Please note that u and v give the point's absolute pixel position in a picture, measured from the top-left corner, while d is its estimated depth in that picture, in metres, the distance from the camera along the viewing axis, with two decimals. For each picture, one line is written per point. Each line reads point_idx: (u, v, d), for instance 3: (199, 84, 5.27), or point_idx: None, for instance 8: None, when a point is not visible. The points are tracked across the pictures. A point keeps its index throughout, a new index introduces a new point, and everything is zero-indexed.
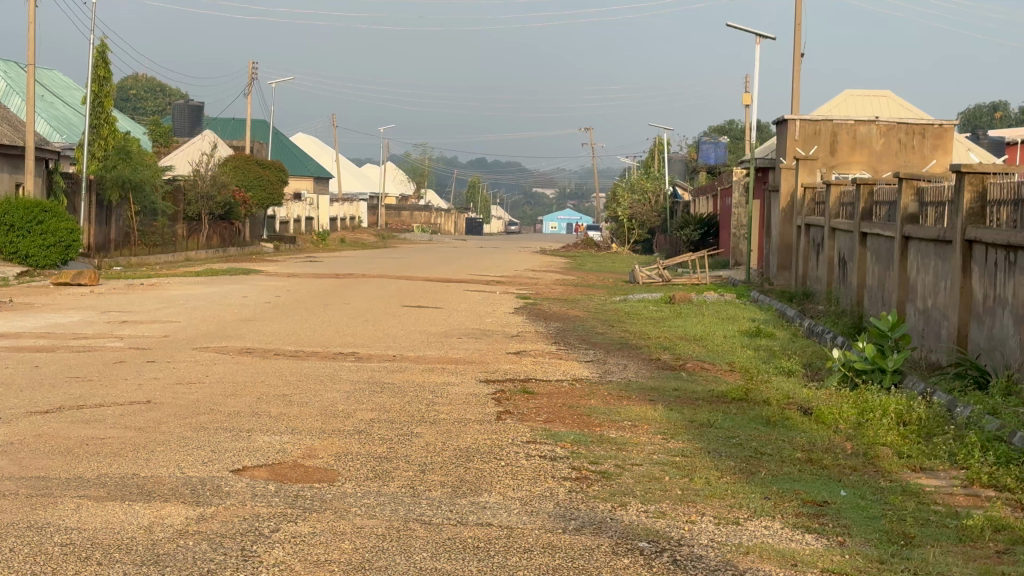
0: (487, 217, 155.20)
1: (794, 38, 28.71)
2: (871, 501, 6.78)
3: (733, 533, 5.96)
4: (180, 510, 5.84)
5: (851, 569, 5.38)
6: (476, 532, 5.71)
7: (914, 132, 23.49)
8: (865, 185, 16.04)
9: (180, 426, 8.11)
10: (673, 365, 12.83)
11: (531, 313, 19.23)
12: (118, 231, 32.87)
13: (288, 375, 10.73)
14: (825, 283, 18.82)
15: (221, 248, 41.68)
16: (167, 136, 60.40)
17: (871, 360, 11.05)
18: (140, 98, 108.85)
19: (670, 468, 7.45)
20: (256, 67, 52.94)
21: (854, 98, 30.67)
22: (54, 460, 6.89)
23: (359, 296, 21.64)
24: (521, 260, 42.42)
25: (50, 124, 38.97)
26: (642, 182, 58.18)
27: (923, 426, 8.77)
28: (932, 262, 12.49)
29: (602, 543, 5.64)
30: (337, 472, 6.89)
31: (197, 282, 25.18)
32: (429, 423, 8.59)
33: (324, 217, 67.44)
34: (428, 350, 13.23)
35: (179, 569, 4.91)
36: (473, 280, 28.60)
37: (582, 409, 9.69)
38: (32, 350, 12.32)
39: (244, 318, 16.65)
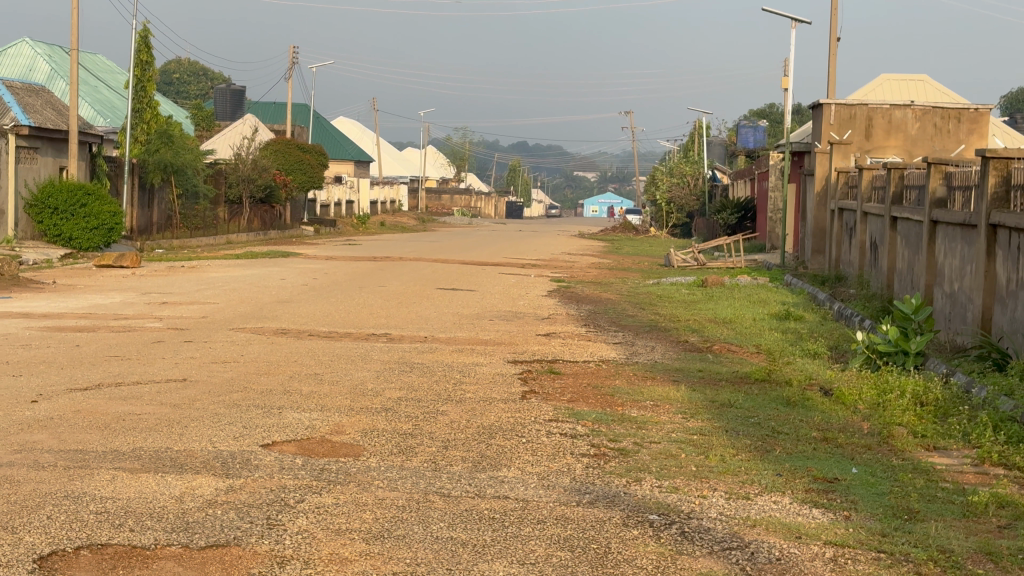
0: (527, 201, 155.32)
1: (830, 23, 28.75)
2: (880, 478, 6.96)
3: (742, 507, 6.16)
4: (211, 482, 6.10)
5: (852, 542, 5.57)
6: (492, 504, 5.94)
7: (950, 117, 23.45)
8: (895, 169, 16.14)
9: (214, 402, 8.40)
10: (699, 347, 13.03)
11: (563, 296, 19.46)
12: (160, 214, 33.31)
13: (321, 355, 11.01)
14: (857, 266, 18.93)
15: (262, 231, 42.11)
16: (208, 119, 60.92)
17: (894, 343, 11.19)
18: (182, 83, 109.73)
19: (686, 446, 7.66)
20: (296, 51, 53.37)
21: (890, 82, 30.67)
22: (91, 435, 7.18)
23: (395, 278, 21.92)
24: (558, 245, 42.62)
25: (94, 108, 39.49)
26: (682, 166, 58.22)
27: (941, 407, 8.93)
28: (958, 245, 12.61)
29: (613, 516, 5.85)
30: (362, 448, 7.13)
31: (236, 265, 25.55)
32: (455, 402, 8.84)
33: (364, 200, 67.83)
34: (459, 332, 13.49)
35: (207, 536, 5.17)
36: (509, 263, 28.86)
37: (606, 389, 9.90)
38: (73, 330, 12.66)
39: (281, 299, 16.98)
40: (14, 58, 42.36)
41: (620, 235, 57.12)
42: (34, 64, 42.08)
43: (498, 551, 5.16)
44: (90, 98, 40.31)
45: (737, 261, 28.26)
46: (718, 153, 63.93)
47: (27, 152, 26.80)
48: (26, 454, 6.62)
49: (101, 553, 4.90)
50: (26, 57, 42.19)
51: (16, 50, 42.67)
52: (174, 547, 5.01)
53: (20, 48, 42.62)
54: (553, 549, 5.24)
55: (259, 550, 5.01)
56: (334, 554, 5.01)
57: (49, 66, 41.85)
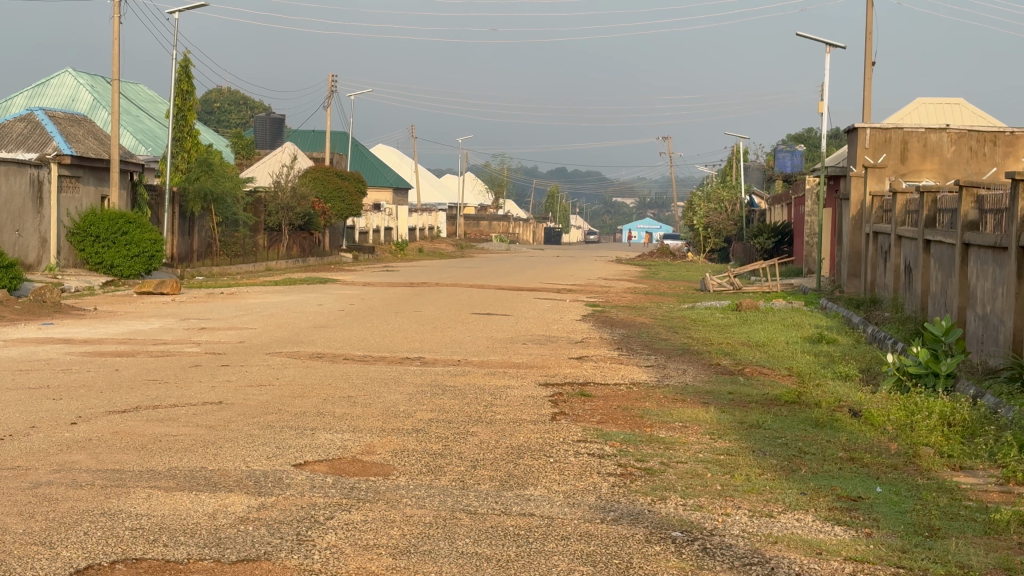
0: (567, 227, 155.72)
1: (866, 47, 28.89)
2: (904, 497, 7.02)
3: (764, 524, 6.25)
4: (243, 500, 6.25)
5: (872, 557, 5.64)
6: (518, 520, 6.07)
7: (985, 140, 23.64)
8: (928, 193, 16.16)
9: (249, 424, 8.58)
10: (731, 369, 13.13)
11: (597, 320, 19.57)
12: (200, 242, 33.73)
13: (355, 378, 11.19)
14: (892, 290, 18.91)
15: (301, 258, 42.45)
16: (249, 148, 61.46)
17: (925, 364, 11.23)
18: (225, 112, 110.76)
19: (713, 465, 7.75)
20: (335, 80, 53.75)
21: (926, 106, 30.75)
22: (128, 455, 7.35)
23: (431, 304, 22.10)
24: (594, 270, 42.77)
25: (136, 137, 39.98)
26: (719, 192, 58.25)
27: (967, 427, 9.03)
28: (991, 268, 12.61)
29: (636, 532, 5.96)
30: (392, 467, 7.27)
31: (275, 291, 25.79)
32: (486, 423, 8.97)
33: (403, 226, 68.10)
34: (492, 355, 13.66)
35: (239, 551, 5.31)
36: (544, 288, 28.97)
37: (636, 410, 10.02)
38: (113, 355, 12.87)
39: (317, 324, 17.16)
40: (56, 88, 42.96)
41: (658, 261, 57.18)
42: (77, 95, 42.67)
43: (521, 565, 5.28)
44: (133, 127, 40.81)
45: (774, 285, 28.35)
46: (755, 177, 63.90)
47: (69, 181, 27.17)
48: (64, 474, 6.79)
49: (135, 567, 5.05)
50: (69, 88, 42.86)
51: (59, 81, 43.30)
52: (206, 561, 5.15)
53: (62, 79, 43.22)
54: (575, 563, 5.35)
55: (289, 564, 5.14)
56: (361, 567, 5.14)
57: (91, 96, 42.44)
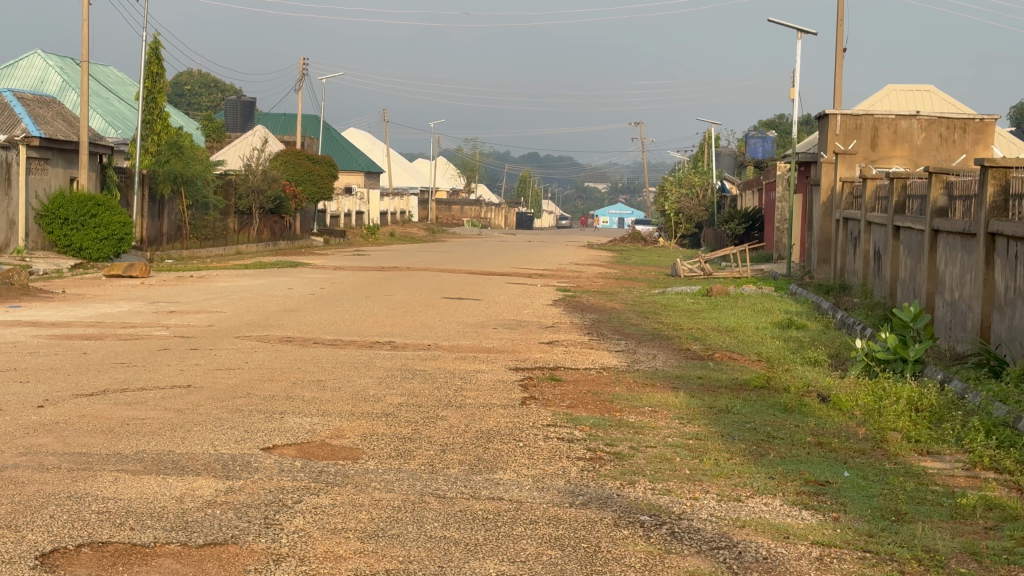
0: (538, 212, 155.82)
1: (836, 33, 29.01)
2: (871, 481, 7.05)
3: (732, 508, 6.27)
4: (211, 483, 6.23)
5: (839, 542, 5.65)
6: (486, 505, 6.07)
7: (955, 128, 23.56)
8: (898, 179, 16.19)
9: (217, 408, 8.54)
10: (701, 354, 13.16)
11: (568, 305, 19.59)
12: (169, 225, 33.41)
13: (325, 362, 11.16)
14: (861, 276, 18.97)
15: (271, 242, 42.23)
16: (219, 131, 61.19)
17: (893, 350, 11.27)
18: (195, 95, 110.46)
19: (682, 450, 7.76)
20: (306, 65, 53.48)
21: (896, 93, 30.90)
22: (95, 438, 7.31)
23: (403, 288, 22.14)
24: (567, 255, 42.72)
25: (104, 119, 39.76)
26: (691, 178, 58.36)
27: (935, 412, 9.09)
28: (959, 254, 12.66)
29: (605, 516, 5.97)
30: (361, 451, 7.26)
31: (246, 274, 25.67)
32: (455, 407, 8.97)
33: (375, 211, 67.98)
34: (462, 340, 13.63)
35: (205, 534, 5.29)
36: (516, 273, 28.98)
37: (606, 395, 10.03)
38: (81, 338, 12.78)
39: (288, 308, 17.12)
40: (25, 69, 42.68)
41: (630, 246, 57.26)
42: (46, 76, 42.36)
43: (489, 549, 5.28)
44: (102, 109, 40.53)
45: (744, 271, 28.42)
46: (728, 164, 63.98)
47: (38, 163, 26.95)
48: (31, 457, 6.75)
49: (101, 551, 5.02)
50: (38, 69, 42.55)
51: (28, 62, 43.00)
52: (173, 545, 5.13)
53: (32, 60, 42.91)
54: (543, 548, 5.35)
55: (256, 548, 5.12)
56: (329, 551, 5.12)
57: (60, 78, 42.15)
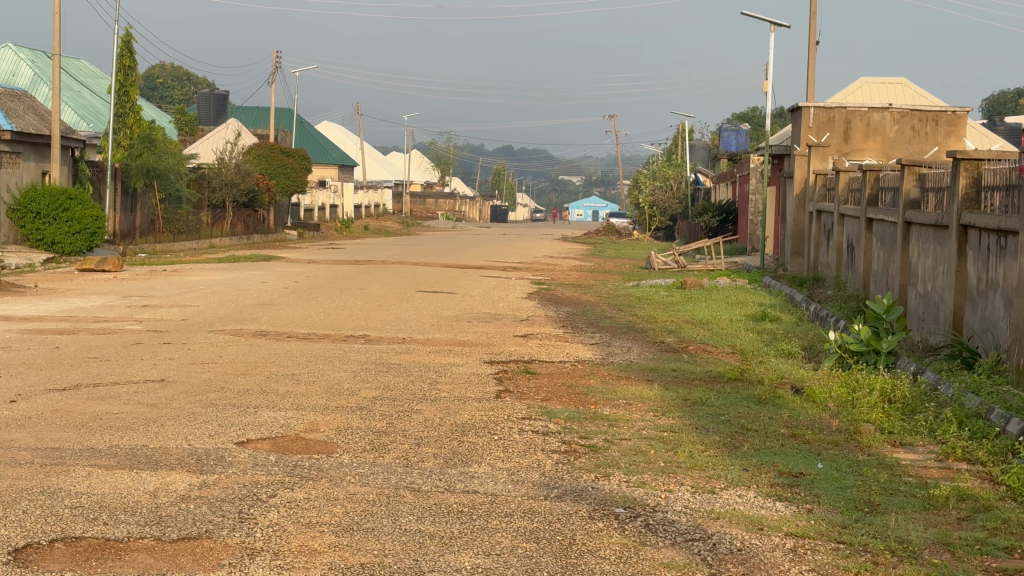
0: (512, 205, 155.86)
1: (809, 26, 29.10)
2: (845, 472, 7.08)
3: (706, 500, 6.28)
4: (185, 478, 6.21)
5: (813, 533, 5.68)
6: (461, 498, 6.07)
7: (927, 120, 23.66)
8: (871, 171, 16.25)
9: (190, 402, 8.51)
10: (675, 347, 13.19)
11: (543, 298, 19.58)
12: (142, 219, 33.25)
13: (299, 356, 11.14)
14: (834, 268, 19.04)
15: (245, 236, 42.08)
16: (192, 124, 60.97)
17: (866, 342, 11.32)
18: (167, 88, 110.00)
19: (656, 443, 7.77)
20: (279, 57, 53.31)
21: (868, 86, 31.01)
22: (68, 433, 7.28)
23: (378, 282, 22.10)
24: (541, 248, 42.75)
25: (76, 113, 39.55)
26: (664, 170, 58.46)
27: (908, 404, 9.14)
28: (931, 246, 12.73)
29: (579, 509, 5.98)
30: (335, 445, 7.24)
31: (219, 269, 25.60)
32: (430, 401, 8.96)
33: (349, 205, 67.84)
34: (437, 333, 13.62)
35: (180, 529, 5.27)
36: (491, 267, 28.98)
37: (581, 388, 10.03)
38: (54, 333, 12.72)
39: (262, 302, 17.08)
40: None
41: (605, 239, 57.29)
42: (17, 70, 42.11)
43: (464, 542, 5.28)
44: (74, 103, 40.32)
45: (718, 263, 28.48)
46: (702, 157, 64.07)
47: (9, 157, 26.81)
48: (3, 452, 6.71)
49: (74, 546, 5.00)
50: (9, 62, 42.27)
51: None
52: (147, 540, 5.11)
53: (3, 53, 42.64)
54: (519, 540, 5.35)
55: (230, 542, 5.11)
56: (304, 545, 5.11)
57: (31, 71, 41.91)
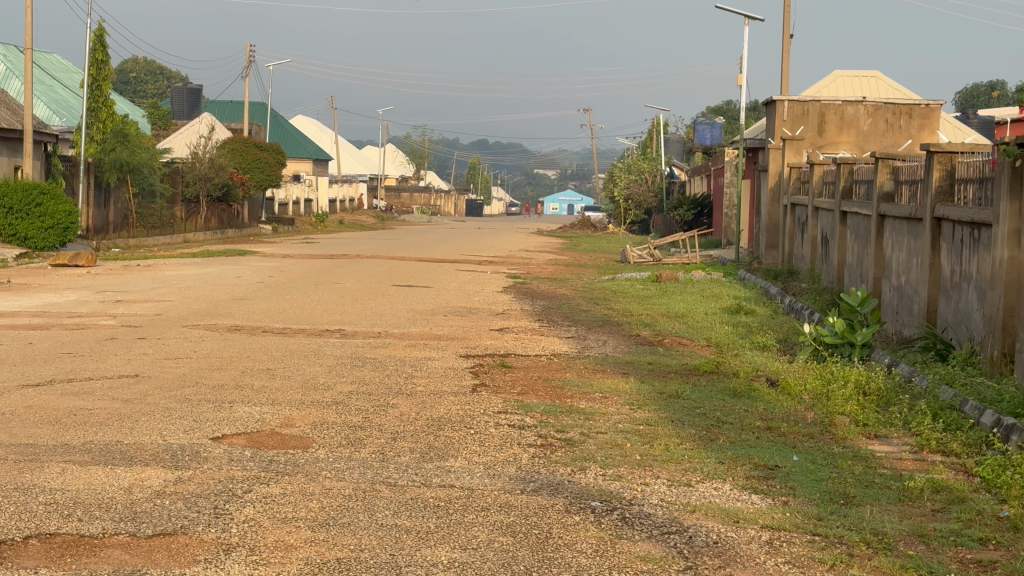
0: (488, 199, 155.82)
1: (782, 20, 29.17)
2: (820, 465, 7.10)
3: (682, 493, 6.29)
4: (159, 474, 6.18)
5: (788, 526, 5.69)
6: (437, 492, 6.06)
7: (901, 113, 23.75)
8: (845, 164, 16.30)
9: (165, 397, 8.48)
10: (651, 340, 13.20)
11: (519, 292, 19.57)
12: (116, 214, 33.11)
13: (274, 351, 11.11)
14: (809, 261, 19.09)
15: (219, 230, 41.94)
16: (166, 118, 60.77)
17: (841, 335, 11.36)
18: (140, 83, 109.54)
19: (632, 436, 7.78)
20: (253, 51, 53.13)
21: (842, 79, 31.09)
22: (42, 429, 7.25)
23: (353, 276, 22.06)
24: (517, 242, 42.75)
25: (49, 107, 39.36)
26: (639, 164, 58.53)
27: (883, 396, 9.17)
28: (905, 239, 12.77)
29: (556, 502, 5.98)
30: (311, 440, 7.22)
31: (193, 263, 25.53)
32: (406, 395, 8.95)
33: (324, 199, 67.71)
34: (412, 327, 13.61)
35: (155, 525, 5.25)
36: (466, 261, 28.97)
37: (557, 381, 10.04)
38: (27, 328, 12.66)
39: (237, 296, 17.04)
40: None
41: (580, 232, 57.34)
42: None
43: (440, 537, 5.27)
44: (46, 97, 40.12)
45: (693, 256, 28.54)
46: (676, 151, 64.18)
47: None
48: None
49: (49, 542, 4.97)
50: None
51: None
52: (122, 536, 5.09)
53: None
54: (495, 535, 5.35)
55: (205, 538, 5.09)
56: (279, 541, 5.10)
57: (4, 66, 41.70)
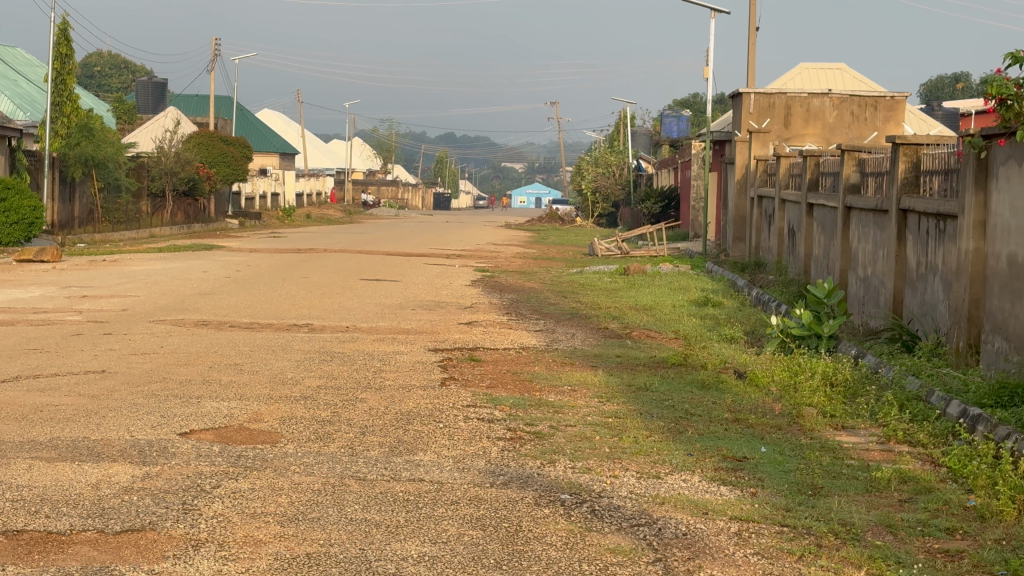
0: (455, 193, 155.68)
1: (748, 13, 29.24)
2: (788, 456, 7.13)
3: (651, 485, 6.31)
4: (127, 470, 6.15)
5: (757, 517, 5.71)
6: (407, 486, 6.06)
7: (866, 105, 23.94)
8: (811, 157, 16.36)
9: (132, 393, 8.43)
10: (619, 333, 13.22)
11: (487, 285, 19.58)
12: (81, 208, 32.91)
13: (241, 346, 11.07)
14: (775, 254, 19.16)
15: (186, 224, 41.74)
16: (131, 112, 60.39)
17: (808, 326, 11.40)
18: (105, 77, 108.87)
19: (601, 429, 7.79)
20: (218, 45, 52.87)
21: (808, 72, 31.22)
22: (7, 426, 7.20)
23: (320, 270, 22.00)
24: (484, 235, 42.74)
25: (12, 102, 39.10)
26: (606, 157, 58.60)
27: (850, 387, 9.22)
28: (871, 230, 12.84)
29: (526, 495, 5.99)
30: (280, 434, 7.20)
31: (160, 258, 25.40)
32: (375, 389, 8.94)
33: (291, 192, 67.47)
34: (381, 321, 13.59)
35: (123, 521, 5.22)
36: (433, 254, 28.93)
37: (525, 374, 10.06)
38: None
39: (204, 291, 16.97)
40: None
41: (548, 225, 57.37)
42: None
43: (410, 531, 5.26)
44: (9, 91, 39.83)
45: (660, 249, 28.60)
46: (643, 143, 64.30)
47: None
48: None
49: (16, 539, 4.94)
50: None
51: None
52: (89, 532, 5.07)
53: None
54: (465, 528, 5.35)
55: (174, 534, 5.07)
56: (249, 536, 5.09)
57: None
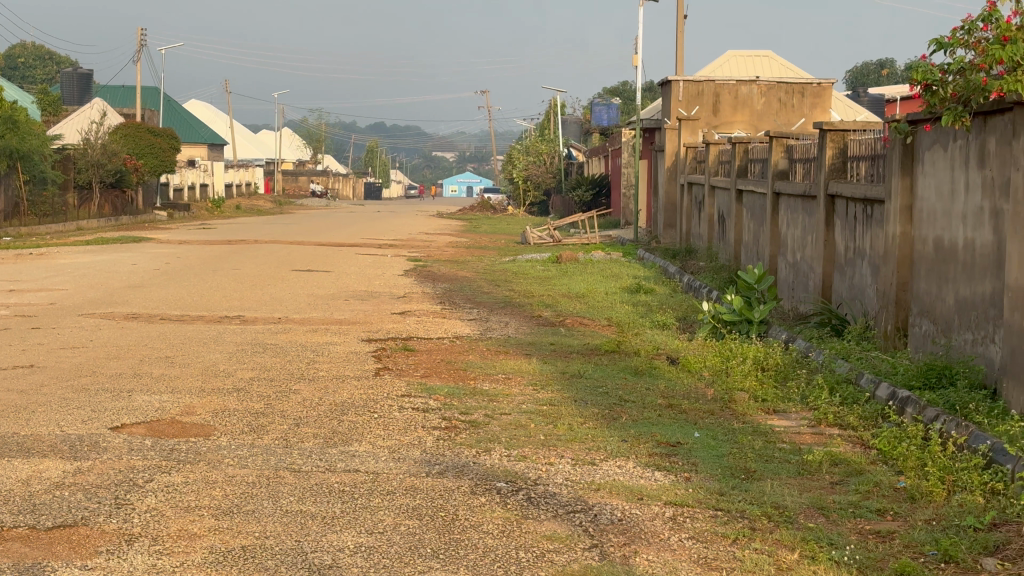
0: (386, 182, 155.17)
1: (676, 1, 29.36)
2: (721, 441, 7.19)
3: (586, 472, 6.33)
4: (58, 465, 6.08)
5: (691, 501, 5.76)
6: (342, 477, 6.04)
7: (794, 92, 24.05)
8: (740, 143, 16.47)
9: (61, 388, 8.33)
10: (551, 321, 13.25)
11: (420, 275, 19.55)
12: (6, 202, 32.47)
13: (172, 338, 10.98)
14: (706, 240, 19.29)
15: (114, 217, 41.29)
16: (55, 104, 59.59)
17: (739, 312, 11.50)
18: (29, 69, 107.33)
19: (536, 417, 7.80)
20: (144, 36, 52.25)
21: (736, 59, 31.41)
22: None
23: (251, 261, 21.85)
24: (417, 225, 42.66)
25: None
26: (537, 145, 58.63)
27: (781, 371, 9.31)
28: (799, 216, 12.97)
29: (462, 484, 5.99)
30: (213, 427, 7.15)
31: (87, 251, 25.10)
32: (308, 380, 8.90)
33: (220, 184, 66.90)
34: (313, 312, 13.53)
35: (54, 517, 5.17)
36: (365, 245, 28.84)
37: (459, 363, 10.06)
38: None
39: (133, 284, 16.81)
40: None
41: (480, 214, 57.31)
42: None
43: (346, 522, 5.25)
44: None
45: (592, 237, 28.68)
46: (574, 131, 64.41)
47: None
48: None
49: None
50: None
51: None
52: (20, 528, 5.01)
53: None
54: (401, 518, 5.35)
55: (107, 529, 5.03)
56: (183, 530, 5.05)
57: None
